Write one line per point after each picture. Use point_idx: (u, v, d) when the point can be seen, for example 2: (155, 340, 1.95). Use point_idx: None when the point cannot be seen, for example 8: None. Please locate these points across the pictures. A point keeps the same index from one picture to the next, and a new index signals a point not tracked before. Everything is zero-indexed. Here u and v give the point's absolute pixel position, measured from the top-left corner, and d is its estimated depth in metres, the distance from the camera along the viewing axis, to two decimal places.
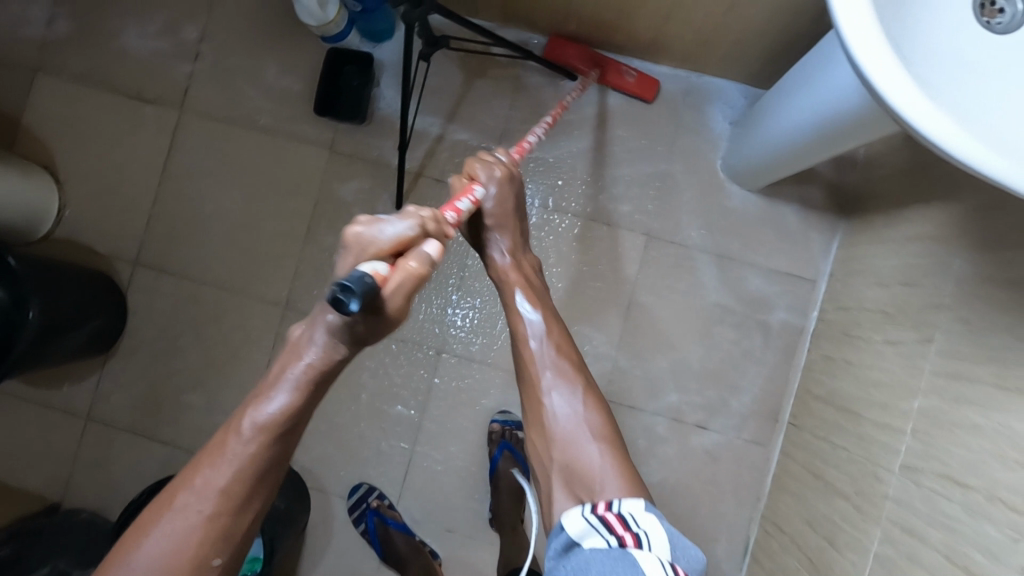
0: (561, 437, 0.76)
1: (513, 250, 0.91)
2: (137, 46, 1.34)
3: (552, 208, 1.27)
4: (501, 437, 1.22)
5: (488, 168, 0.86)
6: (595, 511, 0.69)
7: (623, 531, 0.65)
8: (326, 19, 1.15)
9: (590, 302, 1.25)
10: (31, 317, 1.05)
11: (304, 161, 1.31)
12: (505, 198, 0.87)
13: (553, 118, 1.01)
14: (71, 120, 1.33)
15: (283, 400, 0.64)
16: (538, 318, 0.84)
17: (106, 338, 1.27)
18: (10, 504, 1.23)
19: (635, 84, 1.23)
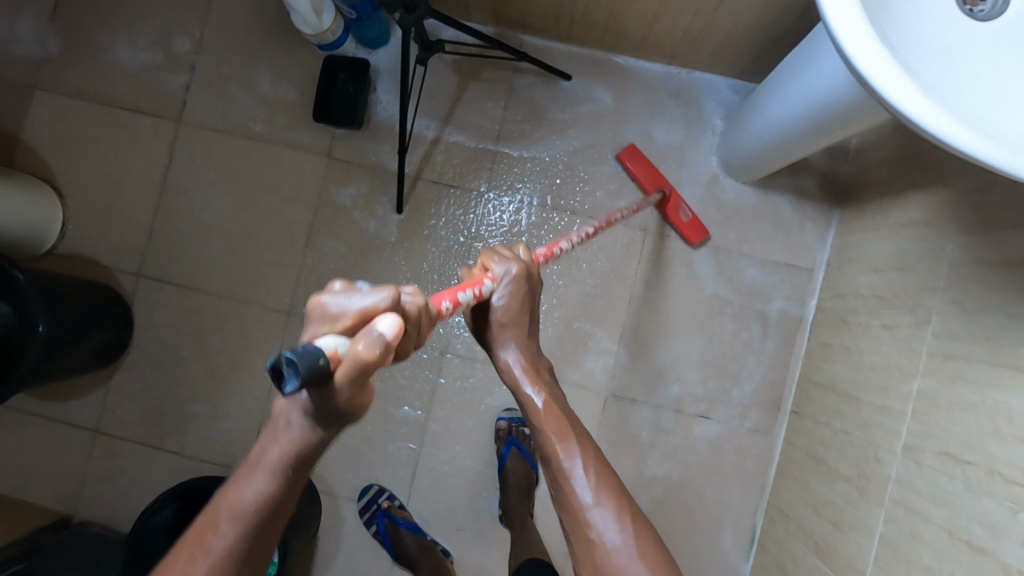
0: (607, 559, 0.68)
1: (527, 354, 0.82)
2: (134, 59, 1.35)
3: (549, 206, 1.28)
4: (508, 435, 1.23)
5: (499, 258, 0.78)
6: None
7: None
8: (321, 27, 1.16)
9: (590, 298, 1.27)
10: (39, 331, 1.06)
11: (302, 169, 1.32)
12: (519, 297, 0.78)
13: (594, 230, 0.97)
14: (70, 135, 1.34)
15: (264, 483, 0.60)
16: (561, 427, 0.77)
17: (112, 350, 1.27)
18: (21, 519, 1.24)
19: (646, 178, 1.24)
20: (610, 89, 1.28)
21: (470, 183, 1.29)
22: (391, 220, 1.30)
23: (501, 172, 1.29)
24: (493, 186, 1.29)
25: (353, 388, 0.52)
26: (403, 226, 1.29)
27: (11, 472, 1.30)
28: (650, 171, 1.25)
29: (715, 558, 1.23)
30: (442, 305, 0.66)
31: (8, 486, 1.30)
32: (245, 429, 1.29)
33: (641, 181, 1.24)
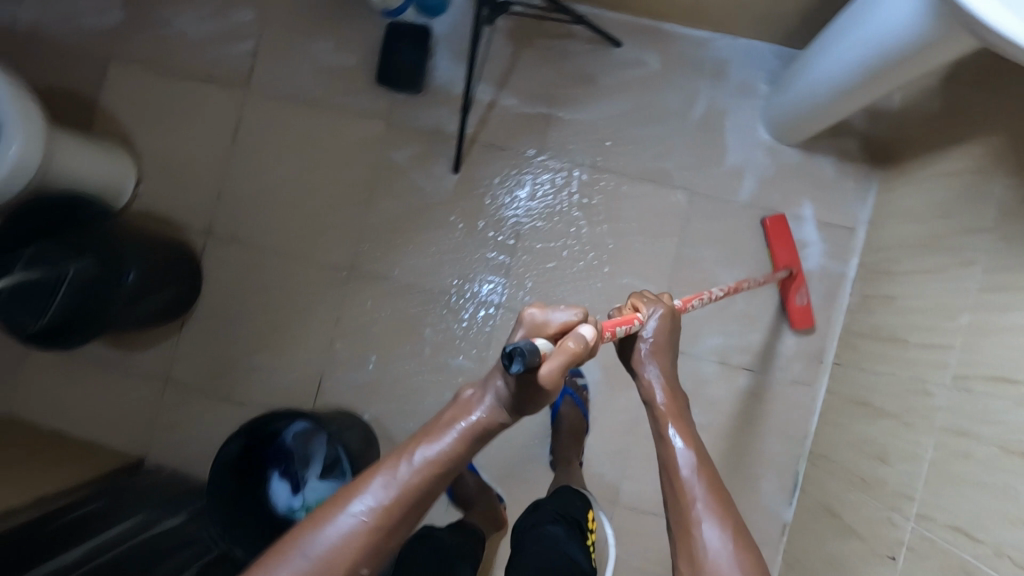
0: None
1: (667, 376, 0.80)
2: (204, 31, 1.44)
3: (600, 166, 1.33)
4: (563, 384, 1.28)
5: (649, 302, 0.84)
6: None
7: None
8: None
9: (636, 255, 1.32)
10: (128, 280, 1.17)
11: (362, 132, 1.38)
12: (668, 335, 0.82)
13: (723, 292, 1.03)
14: (144, 102, 1.43)
15: (447, 443, 0.63)
16: (687, 444, 0.72)
17: (182, 302, 1.34)
18: (100, 459, 1.31)
19: (785, 250, 1.25)
20: (658, 55, 1.34)
21: (524, 145, 1.35)
22: (447, 179, 1.36)
23: (555, 134, 1.34)
24: (546, 147, 1.34)
25: (552, 389, 0.59)
26: (459, 186, 1.36)
27: (87, 418, 1.38)
28: (789, 245, 1.26)
29: (758, 504, 1.28)
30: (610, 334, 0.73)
31: (84, 431, 1.37)
32: (309, 379, 1.36)
33: (779, 253, 1.25)
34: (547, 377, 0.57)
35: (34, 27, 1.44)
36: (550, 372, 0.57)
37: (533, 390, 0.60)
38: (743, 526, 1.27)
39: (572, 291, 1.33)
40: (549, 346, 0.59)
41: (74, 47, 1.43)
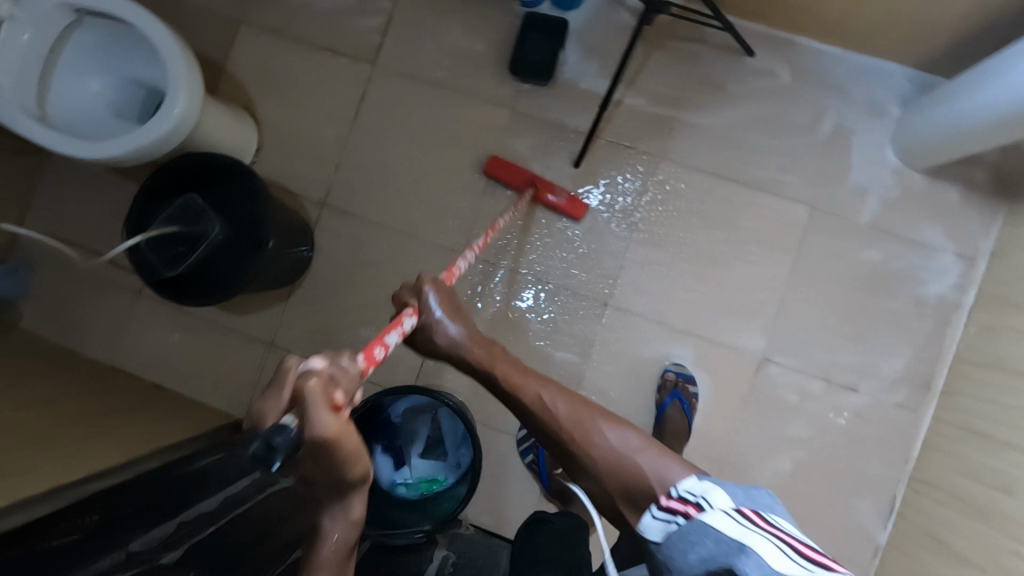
0: (615, 471, 0.77)
1: (466, 331, 0.97)
2: (327, 3, 1.44)
3: (721, 174, 1.33)
4: (673, 387, 1.29)
5: (419, 290, 0.98)
6: (659, 506, 0.70)
7: (686, 508, 0.66)
8: None
9: (751, 266, 1.32)
10: (268, 247, 1.14)
11: (483, 118, 1.39)
12: (444, 300, 0.97)
13: (482, 241, 1.10)
14: (267, 68, 1.43)
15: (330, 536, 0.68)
16: (534, 382, 0.89)
17: (300, 265, 1.35)
18: (204, 416, 1.34)
19: (513, 177, 1.34)
20: (789, 68, 1.33)
21: (647, 145, 1.34)
22: (566, 172, 1.36)
23: (679, 138, 1.34)
24: (671, 153, 1.34)
25: (344, 430, 0.59)
26: (576, 180, 1.35)
27: (191, 375, 1.41)
28: (513, 172, 1.34)
29: (853, 524, 1.28)
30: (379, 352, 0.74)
31: (187, 387, 1.40)
32: (410, 357, 1.38)
33: (510, 182, 1.34)
34: (322, 429, 0.57)
35: None
36: (320, 422, 0.57)
37: (329, 451, 0.59)
38: (835, 543, 1.28)
39: (684, 295, 1.33)
40: (294, 414, 0.58)
41: (206, 8, 1.44)
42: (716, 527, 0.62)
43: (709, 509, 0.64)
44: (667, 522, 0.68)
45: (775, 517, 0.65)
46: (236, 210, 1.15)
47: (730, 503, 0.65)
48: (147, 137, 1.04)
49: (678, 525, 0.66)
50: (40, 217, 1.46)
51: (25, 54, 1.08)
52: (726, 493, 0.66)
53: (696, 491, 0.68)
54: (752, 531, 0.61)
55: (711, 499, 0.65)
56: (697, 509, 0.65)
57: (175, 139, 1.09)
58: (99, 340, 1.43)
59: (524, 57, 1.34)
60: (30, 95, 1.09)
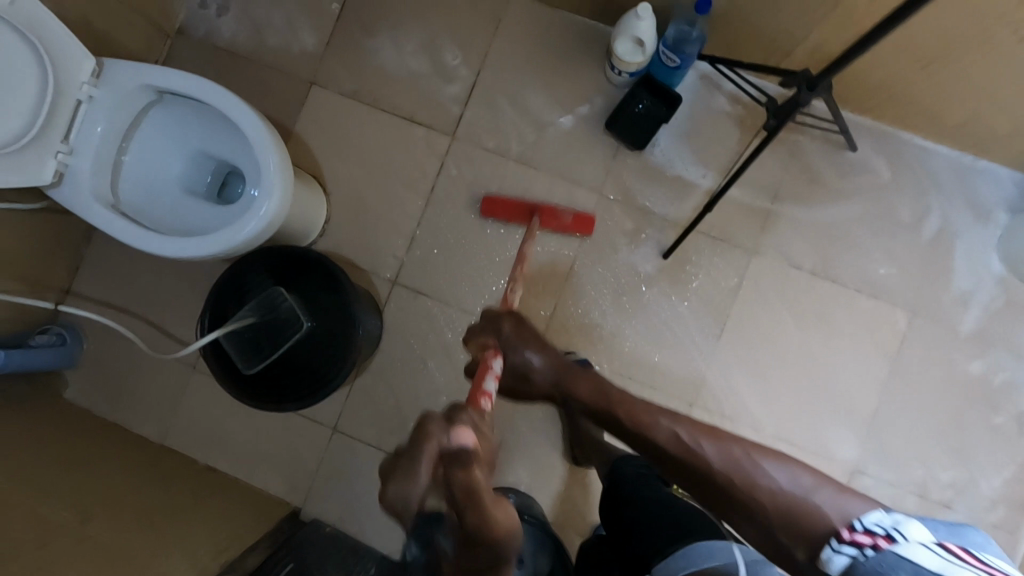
0: (786, 511, 0.70)
1: (560, 364, 1.00)
2: (404, 66, 1.36)
3: (818, 275, 1.27)
4: None
5: (490, 329, 1.00)
6: (840, 539, 0.64)
7: (881, 542, 0.62)
8: (621, 55, 1.15)
9: (846, 371, 1.26)
10: (356, 334, 1.04)
11: (568, 200, 1.31)
12: (521, 330, 1.00)
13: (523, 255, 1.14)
14: (339, 134, 1.35)
15: None
16: (665, 417, 0.86)
17: (374, 340, 1.27)
18: (263, 507, 1.27)
19: (515, 214, 1.28)
20: (895, 164, 1.27)
21: (741, 240, 1.28)
22: (653, 261, 1.29)
23: (775, 233, 1.27)
24: (766, 245, 1.27)
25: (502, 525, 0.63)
26: (663, 272, 1.29)
27: (248, 457, 1.33)
28: (513, 207, 1.28)
29: None
30: (482, 402, 0.84)
31: (243, 470, 1.33)
32: None
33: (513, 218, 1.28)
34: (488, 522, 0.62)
35: (237, 40, 1.38)
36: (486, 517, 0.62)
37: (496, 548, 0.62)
38: None
39: (772, 398, 1.27)
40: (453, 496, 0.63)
41: (278, 69, 1.37)
42: (913, 560, 0.60)
43: (906, 542, 0.61)
44: (855, 557, 0.63)
45: (984, 555, 0.62)
46: (320, 297, 1.08)
47: (930, 538, 0.62)
48: (238, 235, 0.96)
49: (869, 559, 0.62)
50: (91, 280, 1.38)
51: (101, 137, 0.99)
52: (920, 526, 0.63)
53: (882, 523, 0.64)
54: (952, 564, 0.59)
55: (907, 530, 0.62)
56: (889, 541, 0.62)
57: (269, 234, 1.01)
58: (151, 415, 1.35)
59: (621, 120, 1.25)
60: (103, 180, 1.00)
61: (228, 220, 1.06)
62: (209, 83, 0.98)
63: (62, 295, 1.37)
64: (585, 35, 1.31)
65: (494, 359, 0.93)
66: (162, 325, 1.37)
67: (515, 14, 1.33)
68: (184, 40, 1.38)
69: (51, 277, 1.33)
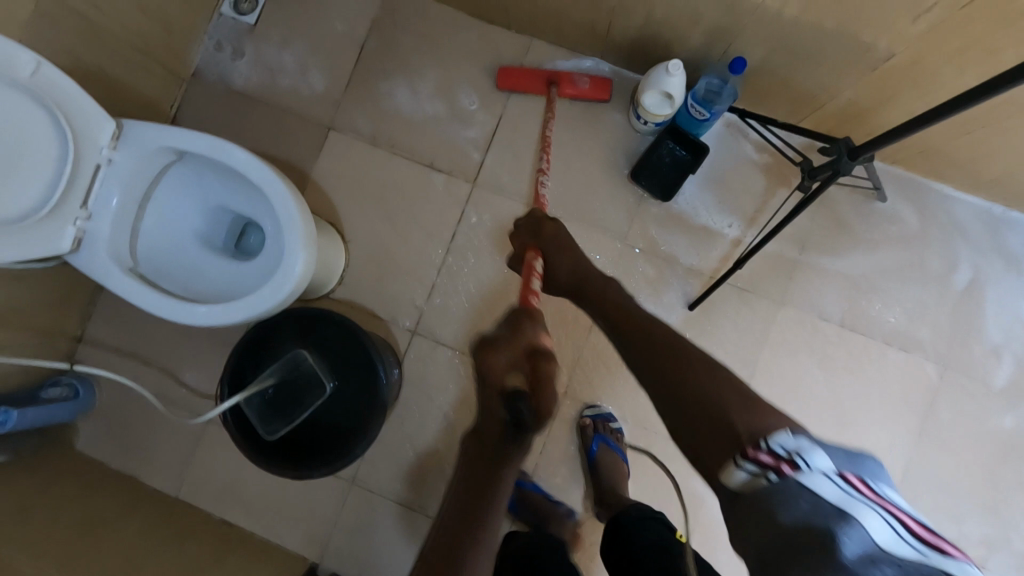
0: (712, 413, 0.69)
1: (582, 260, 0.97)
2: (423, 110, 1.33)
3: (847, 326, 1.23)
4: (595, 431, 1.24)
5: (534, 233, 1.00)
6: (747, 458, 0.61)
7: (780, 465, 0.58)
8: (646, 108, 1.13)
9: (876, 424, 1.22)
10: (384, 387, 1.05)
11: (591, 247, 1.28)
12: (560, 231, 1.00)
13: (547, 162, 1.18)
14: (357, 181, 1.33)
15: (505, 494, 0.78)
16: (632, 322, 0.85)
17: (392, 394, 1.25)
18: (280, 565, 1.24)
19: (530, 83, 1.27)
20: (924, 214, 1.24)
21: (768, 291, 1.25)
22: (678, 311, 1.26)
23: (802, 285, 1.24)
24: (793, 296, 1.24)
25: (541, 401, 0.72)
26: (689, 323, 1.25)
27: (265, 510, 1.31)
28: (527, 79, 1.27)
29: None
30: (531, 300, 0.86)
31: (259, 524, 1.30)
32: None
33: (529, 87, 1.27)
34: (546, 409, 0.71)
35: (254, 83, 1.36)
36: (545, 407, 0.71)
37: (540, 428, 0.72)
38: None
39: None
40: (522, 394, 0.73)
41: (295, 114, 1.35)
42: (812, 488, 0.54)
43: (809, 470, 0.56)
44: (755, 476, 0.59)
45: (886, 489, 0.57)
46: (342, 355, 1.06)
47: (830, 466, 0.57)
48: (261, 302, 0.93)
49: (768, 482, 0.58)
50: (104, 329, 1.35)
51: (120, 199, 0.96)
52: (826, 457, 0.58)
53: (790, 449, 0.59)
54: (859, 501, 0.53)
55: (810, 458, 0.57)
56: (793, 466, 0.57)
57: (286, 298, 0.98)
58: (163, 468, 1.32)
59: (648, 165, 1.24)
60: (122, 243, 0.98)
61: (250, 280, 1.03)
62: (233, 146, 0.96)
63: (74, 343, 1.34)
64: (609, 81, 1.29)
65: (536, 259, 0.94)
66: (176, 374, 1.34)
67: (537, 58, 1.31)
68: (200, 83, 1.36)
69: (63, 325, 1.30)
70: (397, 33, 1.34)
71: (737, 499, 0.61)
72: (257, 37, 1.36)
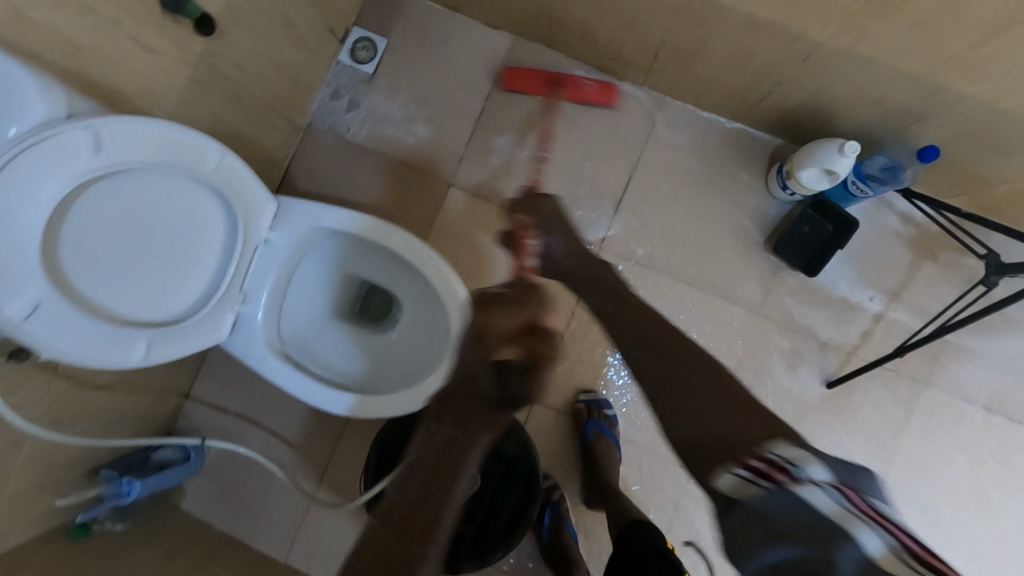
0: (686, 400, 0.71)
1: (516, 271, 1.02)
2: (548, 167, 1.28)
3: (994, 410, 1.18)
4: (590, 416, 1.18)
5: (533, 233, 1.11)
6: (747, 465, 0.60)
7: (778, 472, 0.57)
8: (803, 182, 1.09)
9: (1022, 513, 1.17)
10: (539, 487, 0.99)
11: (723, 318, 1.23)
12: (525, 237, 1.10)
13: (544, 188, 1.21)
14: (477, 240, 1.28)
15: None
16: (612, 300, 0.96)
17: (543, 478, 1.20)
18: None
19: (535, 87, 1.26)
20: None
21: (911, 370, 1.19)
22: (815, 388, 1.20)
23: (949, 364, 1.19)
24: (937, 376, 1.19)
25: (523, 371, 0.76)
26: (826, 401, 1.20)
27: None
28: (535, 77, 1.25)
29: None
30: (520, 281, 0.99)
31: None
32: None
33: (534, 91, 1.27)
34: None
35: (372, 135, 1.31)
36: None
37: None
38: None
39: (940, 540, 1.17)
40: None
41: (413, 168, 1.30)
42: (805, 497, 0.54)
43: (801, 480, 0.55)
44: (745, 481, 0.59)
45: (882, 506, 0.55)
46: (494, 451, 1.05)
47: (827, 476, 0.56)
48: (425, 394, 0.88)
49: (760, 485, 0.57)
50: (211, 385, 1.31)
51: (272, 281, 0.91)
52: (825, 470, 0.57)
53: (786, 458, 0.59)
54: (850, 514, 0.52)
55: (807, 470, 0.57)
56: (786, 472, 0.57)
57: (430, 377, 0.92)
58: (271, 532, 1.28)
59: (788, 236, 1.18)
60: (273, 325, 0.93)
61: (397, 360, 0.99)
62: (395, 229, 0.91)
63: (181, 399, 1.30)
64: (747, 146, 1.23)
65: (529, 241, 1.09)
66: (285, 436, 1.30)
67: (670, 118, 1.25)
68: (318, 134, 1.32)
69: (175, 383, 1.26)
70: (523, 90, 1.28)
71: (727, 505, 0.60)
72: (376, 88, 1.31)
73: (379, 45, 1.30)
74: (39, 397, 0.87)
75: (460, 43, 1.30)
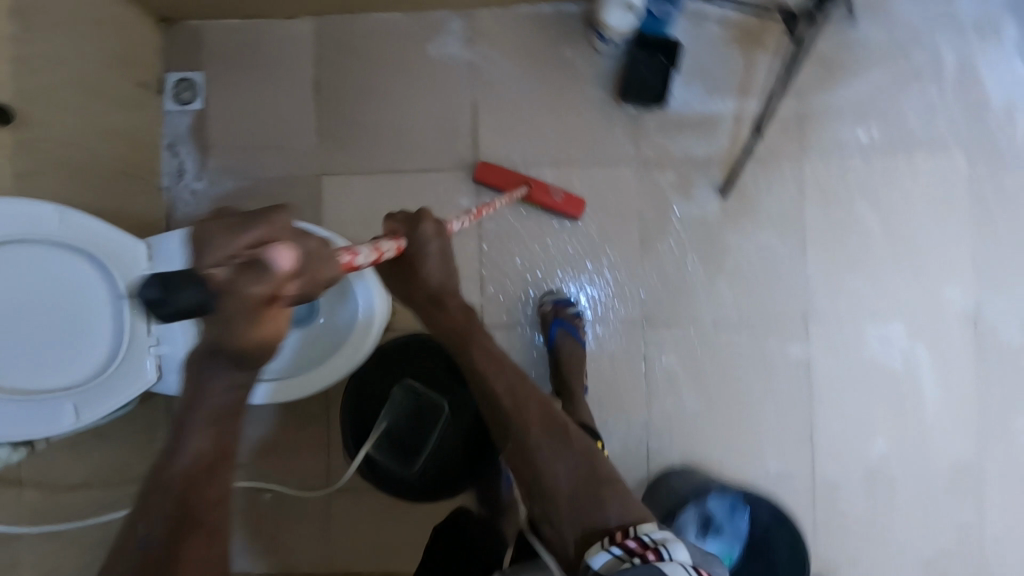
0: (555, 480, 0.82)
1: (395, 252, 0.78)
2: (399, 120, 1.32)
3: (866, 149, 1.27)
4: (555, 316, 1.22)
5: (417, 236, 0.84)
6: (614, 542, 0.73)
7: (643, 549, 0.70)
8: (613, 28, 1.19)
9: (926, 226, 1.26)
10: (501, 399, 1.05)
11: (608, 178, 1.29)
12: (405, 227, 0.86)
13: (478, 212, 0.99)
14: (368, 211, 1.31)
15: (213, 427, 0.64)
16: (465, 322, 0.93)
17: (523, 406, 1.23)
18: None
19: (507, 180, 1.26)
20: (897, 21, 1.27)
21: (784, 149, 1.28)
22: (712, 201, 1.28)
23: (812, 128, 1.27)
24: (808, 144, 1.28)
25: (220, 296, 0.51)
26: (725, 209, 1.28)
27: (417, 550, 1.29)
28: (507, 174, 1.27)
29: None
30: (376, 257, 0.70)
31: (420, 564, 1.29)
32: (634, 444, 1.27)
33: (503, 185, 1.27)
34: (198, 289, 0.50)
35: (228, 163, 1.33)
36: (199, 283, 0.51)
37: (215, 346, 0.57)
38: None
39: (869, 279, 1.27)
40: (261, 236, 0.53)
41: (280, 176, 1.33)
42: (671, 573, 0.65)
43: (668, 559, 0.68)
44: (620, 559, 0.70)
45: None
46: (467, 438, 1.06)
47: (687, 556, 0.69)
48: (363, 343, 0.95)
49: (632, 564, 0.68)
50: None
51: None
52: (685, 549, 0.70)
53: (656, 540, 0.71)
54: None
55: (672, 551, 0.69)
56: (656, 553, 0.69)
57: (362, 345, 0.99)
58: None
59: (630, 79, 1.24)
60: None
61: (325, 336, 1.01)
62: None
63: None
64: (561, 22, 1.30)
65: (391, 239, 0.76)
66: None
67: (484, 28, 1.31)
68: (178, 184, 1.33)
69: None
70: (343, 61, 1.32)
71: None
72: (213, 120, 1.33)
73: (198, 80, 1.33)
74: (8, 506, 0.91)
75: (268, 46, 1.33)
